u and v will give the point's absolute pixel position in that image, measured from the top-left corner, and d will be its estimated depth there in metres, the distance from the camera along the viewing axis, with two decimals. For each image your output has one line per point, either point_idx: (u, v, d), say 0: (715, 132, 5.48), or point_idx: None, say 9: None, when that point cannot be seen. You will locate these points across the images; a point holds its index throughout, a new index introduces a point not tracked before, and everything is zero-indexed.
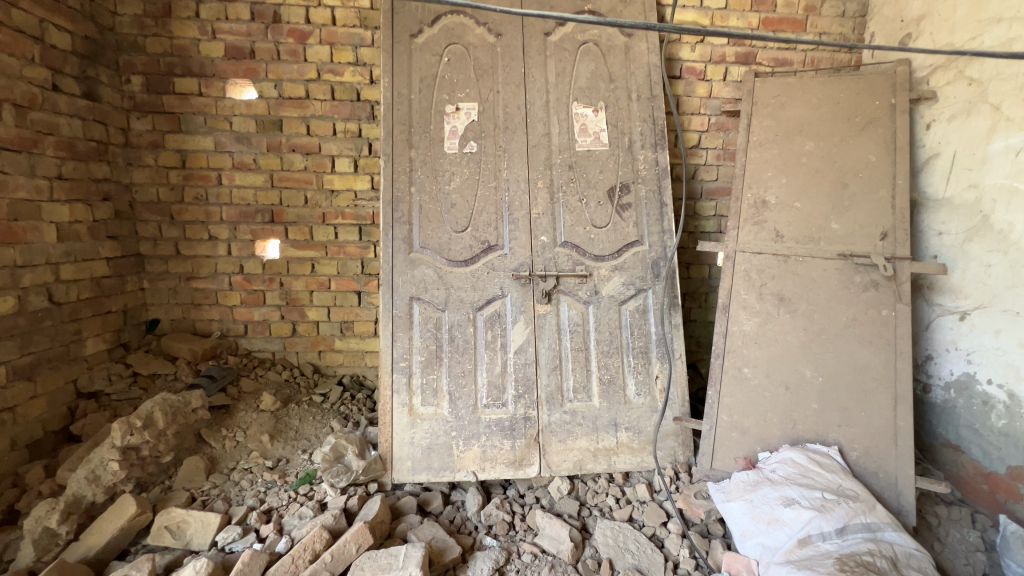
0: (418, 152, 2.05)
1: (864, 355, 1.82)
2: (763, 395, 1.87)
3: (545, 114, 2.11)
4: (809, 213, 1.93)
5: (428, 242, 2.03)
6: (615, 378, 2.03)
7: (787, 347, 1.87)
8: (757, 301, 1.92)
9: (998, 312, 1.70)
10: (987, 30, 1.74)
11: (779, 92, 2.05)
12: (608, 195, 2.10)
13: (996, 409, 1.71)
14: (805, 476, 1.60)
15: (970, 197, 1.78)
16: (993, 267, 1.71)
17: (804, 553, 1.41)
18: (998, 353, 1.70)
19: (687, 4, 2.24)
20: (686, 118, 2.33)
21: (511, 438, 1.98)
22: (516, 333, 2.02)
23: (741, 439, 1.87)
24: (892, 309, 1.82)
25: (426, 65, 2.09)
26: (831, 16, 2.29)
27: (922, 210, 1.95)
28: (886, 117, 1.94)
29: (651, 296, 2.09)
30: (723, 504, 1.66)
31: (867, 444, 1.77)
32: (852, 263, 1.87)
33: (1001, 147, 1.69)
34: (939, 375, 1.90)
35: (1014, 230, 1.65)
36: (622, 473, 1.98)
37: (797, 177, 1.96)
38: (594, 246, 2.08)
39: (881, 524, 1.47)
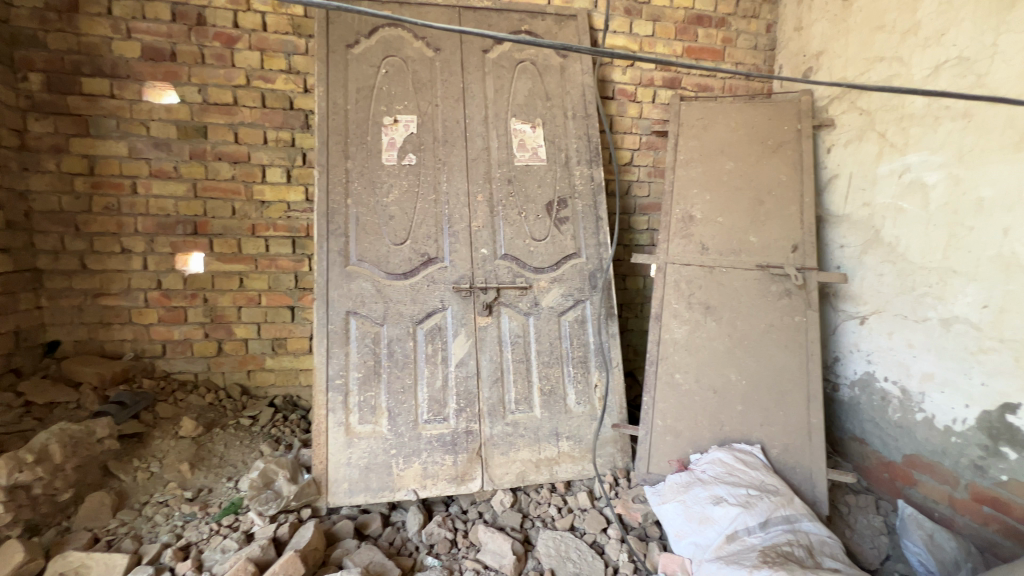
0: (355, 163, 2.02)
1: (781, 358, 1.95)
2: (693, 399, 1.96)
3: (484, 129, 2.14)
4: (730, 228, 2.08)
5: (365, 255, 1.98)
6: (556, 388, 2.06)
7: (714, 352, 1.99)
8: (686, 310, 2.03)
9: (890, 316, 1.90)
10: (871, 67, 1.97)
11: (702, 116, 2.22)
12: (546, 209, 2.16)
13: (892, 404, 1.90)
14: (732, 475, 1.68)
15: (864, 214, 1.99)
16: (885, 276, 1.91)
17: (732, 548, 1.48)
18: (892, 353, 1.89)
19: (618, 30, 2.37)
20: (619, 137, 2.45)
21: (453, 453, 1.95)
22: (457, 346, 2.01)
23: (675, 442, 1.95)
24: (804, 315, 1.98)
25: (363, 76, 2.06)
26: (745, 48, 2.50)
27: (827, 225, 2.15)
28: (794, 141, 2.14)
29: (589, 306, 2.15)
30: (658, 506, 1.71)
31: (786, 441, 1.89)
32: (768, 273, 2.02)
33: (887, 169, 1.90)
34: (846, 374, 2.09)
35: (901, 243, 1.85)
36: (564, 482, 2.00)
37: (719, 194, 2.12)
38: (533, 258, 2.12)
39: (798, 515, 1.56)
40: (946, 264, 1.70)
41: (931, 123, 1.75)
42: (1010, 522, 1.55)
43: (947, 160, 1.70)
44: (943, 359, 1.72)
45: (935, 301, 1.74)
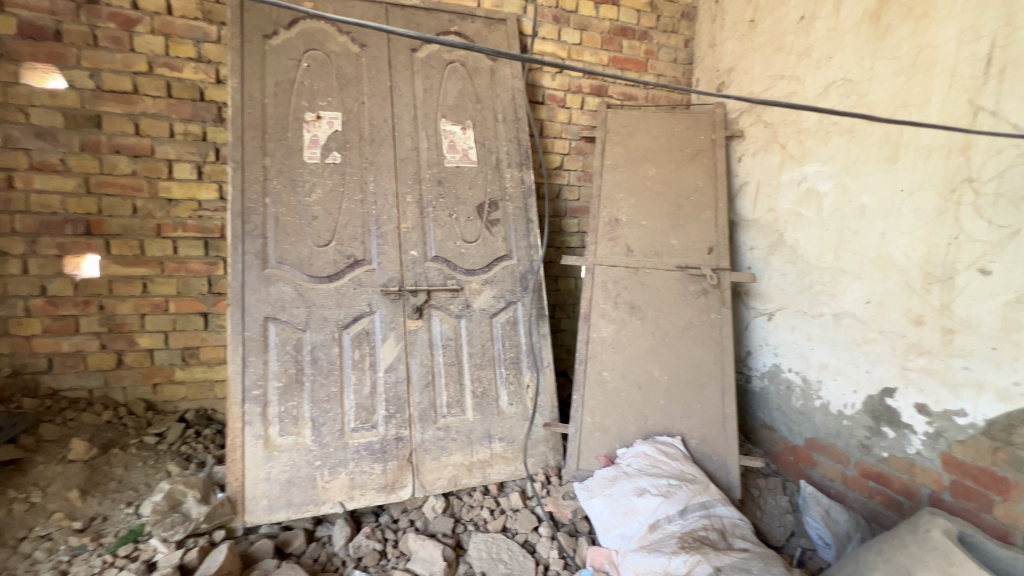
0: (274, 160, 1.91)
1: (699, 354, 2.07)
2: (620, 396, 2.04)
3: (413, 129, 2.11)
4: (652, 230, 2.19)
5: (286, 257, 1.88)
6: (488, 390, 2.06)
7: (638, 349, 2.07)
8: (613, 310, 2.11)
9: (792, 312, 2.07)
10: (773, 84, 2.15)
11: (626, 124, 2.32)
12: (477, 210, 2.15)
13: (795, 392, 2.07)
14: (654, 466, 1.75)
15: (770, 219, 2.16)
16: (788, 276, 2.09)
17: (654, 537, 1.54)
18: (794, 346, 2.07)
19: (547, 36, 2.42)
20: (549, 141, 2.51)
21: (382, 461, 1.89)
22: (386, 351, 1.95)
23: (602, 438, 2.01)
24: (718, 312, 2.10)
25: (282, 69, 1.95)
26: (666, 61, 2.64)
27: (739, 229, 2.32)
28: (709, 150, 2.29)
29: (521, 307, 2.17)
30: (587, 501, 1.75)
31: (704, 431, 2.00)
32: (686, 273, 2.13)
33: (788, 178, 2.08)
34: (756, 367, 2.25)
35: (800, 246, 2.03)
36: (496, 483, 2.01)
37: (643, 198, 2.22)
38: (465, 260, 2.11)
39: (714, 501, 1.64)
40: (837, 265, 1.88)
41: (823, 137, 1.93)
42: (890, 493, 1.74)
43: (836, 171, 1.88)
44: (836, 350, 1.90)
45: (828, 298, 1.92)
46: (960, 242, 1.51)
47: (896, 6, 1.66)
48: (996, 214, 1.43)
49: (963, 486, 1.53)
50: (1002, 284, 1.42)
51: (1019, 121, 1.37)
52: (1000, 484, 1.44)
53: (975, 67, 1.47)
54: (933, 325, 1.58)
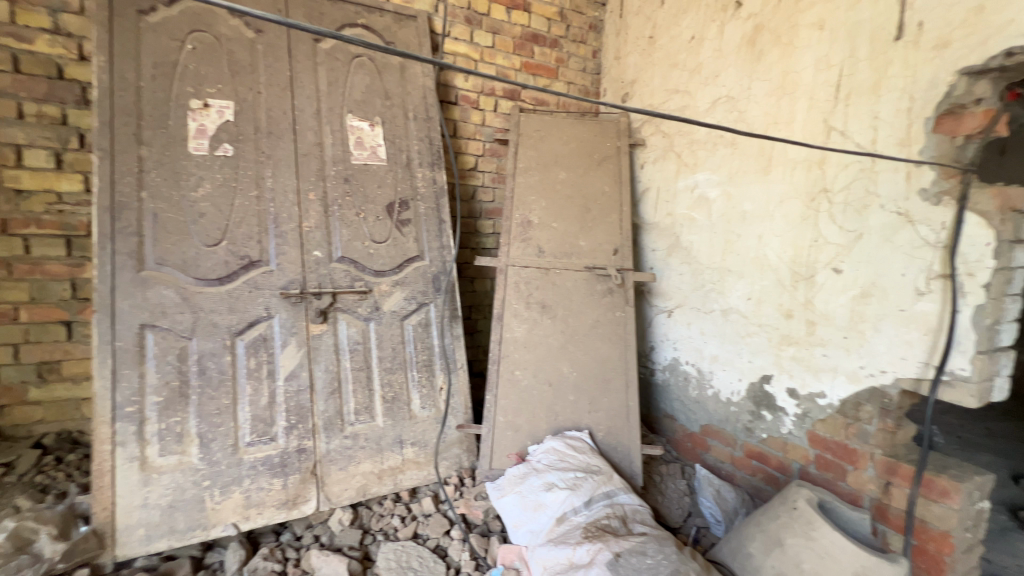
0: (151, 150, 1.71)
1: (605, 350, 2.16)
2: (532, 393, 2.08)
3: (316, 123, 2.00)
4: (562, 232, 2.26)
5: (166, 258, 1.70)
6: (399, 395, 2.01)
7: (549, 348, 2.13)
8: (525, 309, 2.15)
9: (688, 309, 2.24)
10: (669, 98, 2.31)
11: (538, 128, 2.38)
12: (387, 210, 2.09)
13: (692, 383, 2.24)
14: (563, 461, 1.81)
15: (668, 222, 2.33)
16: (684, 275, 2.25)
17: (562, 529, 1.58)
18: (690, 340, 2.24)
19: (459, 37, 2.42)
20: (463, 142, 2.50)
21: (282, 475, 1.77)
22: (286, 357, 1.83)
23: (515, 437, 2.04)
24: (623, 310, 2.21)
25: (161, 50, 1.76)
26: (576, 70, 2.75)
27: (643, 232, 2.47)
28: (615, 156, 2.40)
29: (433, 309, 2.14)
30: (498, 500, 1.77)
31: (610, 424, 2.09)
32: (594, 273, 2.22)
33: (683, 185, 2.25)
34: (659, 360, 2.41)
35: (693, 247, 2.20)
36: (409, 490, 1.97)
37: (553, 201, 2.29)
38: (374, 261, 2.04)
39: (617, 490, 1.70)
40: (724, 265, 2.06)
41: (712, 148, 2.10)
42: (768, 470, 1.93)
43: (722, 179, 2.06)
44: (724, 343, 2.08)
45: (717, 295, 2.10)
46: (818, 244, 1.70)
47: (767, 34, 1.85)
48: (845, 220, 1.62)
49: (824, 459, 1.74)
50: (850, 281, 1.61)
51: (860, 140, 1.57)
52: (852, 455, 1.65)
53: (828, 92, 1.65)
54: (800, 318, 1.77)
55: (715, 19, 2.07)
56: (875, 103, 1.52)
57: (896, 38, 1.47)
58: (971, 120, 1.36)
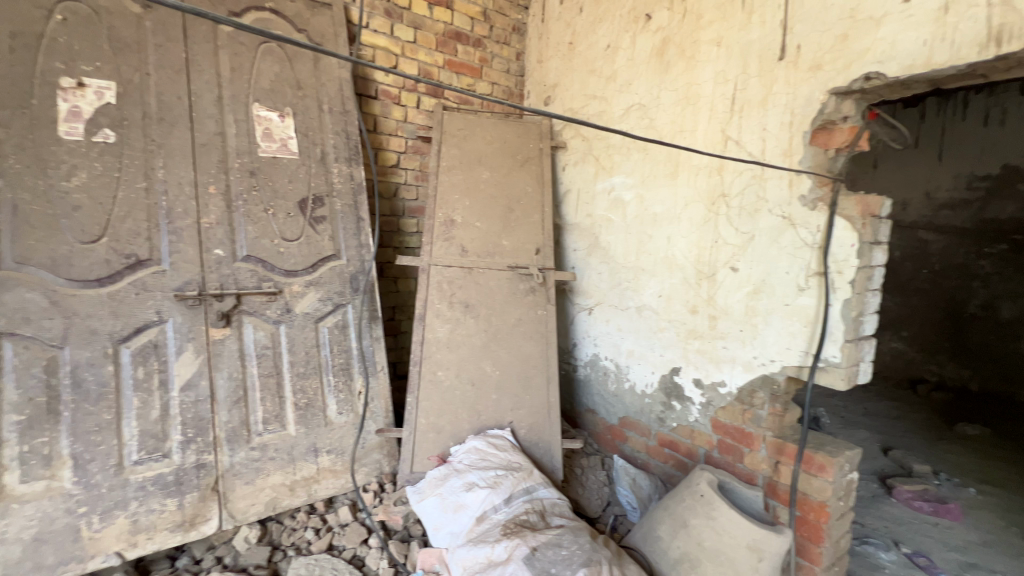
0: (9, 133, 1.48)
1: (527, 348, 2.20)
2: (454, 394, 2.07)
3: (217, 111, 1.84)
4: (486, 232, 2.26)
5: (30, 257, 1.48)
6: (314, 401, 1.92)
7: (471, 348, 2.13)
8: (448, 309, 2.13)
9: (606, 306, 2.33)
10: (588, 103, 2.40)
11: (462, 126, 2.37)
12: (299, 207, 1.98)
13: (610, 377, 2.34)
14: (484, 460, 1.81)
15: (588, 223, 2.42)
16: (602, 274, 2.35)
17: (482, 528, 1.57)
18: (608, 336, 2.33)
19: (378, 30, 2.35)
20: (384, 138, 2.43)
21: (177, 494, 1.63)
22: (182, 366, 1.67)
23: (437, 438, 2.02)
24: (545, 308, 2.25)
25: (21, 17, 1.52)
26: (499, 71, 2.77)
27: (565, 232, 2.54)
28: (537, 158, 2.44)
29: (351, 310, 2.06)
30: (418, 504, 1.75)
31: (531, 421, 2.13)
32: (516, 273, 2.25)
33: (601, 187, 2.34)
34: (581, 357, 2.49)
35: (611, 247, 2.30)
36: (324, 500, 1.90)
37: (477, 200, 2.28)
38: (284, 261, 1.92)
39: (536, 485, 1.73)
40: (638, 264, 2.17)
41: (626, 153, 2.20)
42: (678, 456, 2.05)
43: (635, 183, 2.17)
44: (638, 338, 2.19)
45: (632, 293, 2.21)
46: (718, 245, 1.84)
47: (673, 47, 1.97)
48: (740, 222, 1.76)
49: (725, 443, 1.87)
50: (745, 278, 1.75)
51: (752, 149, 1.71)
52: (748, 438, 1.79)
53: (725, 104, 1.79)
54: (704, 314, 1.90)
55: (628, 30, 2.17)
56: (763, 116, 1.67)
57: (779, 58, 1.62)
58: (840, 135, 1.55)
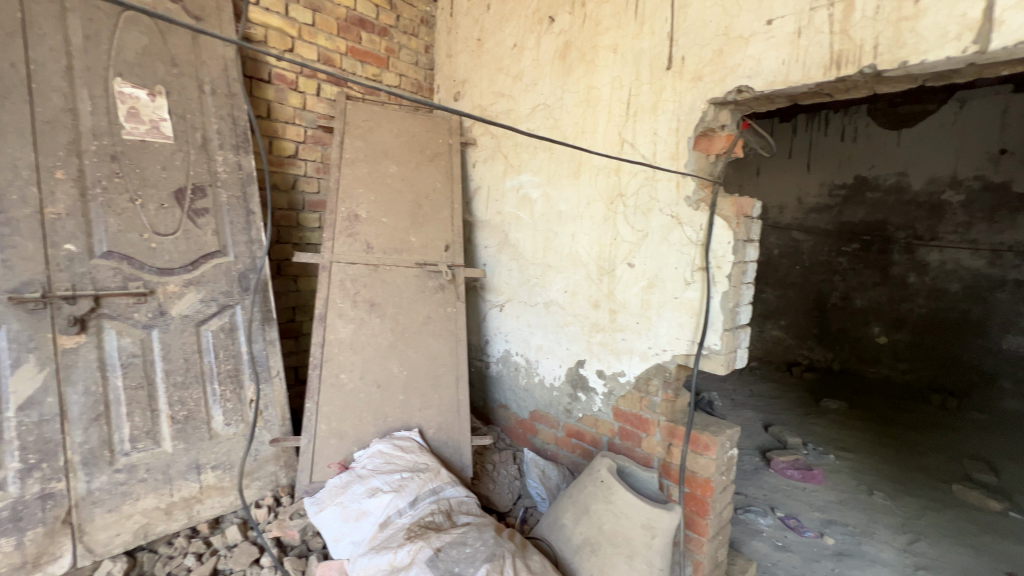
0: None
1: (436, 347, 2.16)
2: (358, 397, 1.98)
3: (67, 84, 1.57)
4: (393, 228, 2.18)
5: None
6: (195, 413, 1.74)
7: (377, 348, 2.05)
8: (351, 309, 2.03)
9: (516, 302, 2.36)
10: (496, 101, 2.41)
11: (367, 117, 2.26)
12: (175, 197, 1.76)
13: (521, 372, 2.38)
14: (389, 463, 1.75)
15: (498, 220, 2.43)
16: (512, 270, 2.37)
17: (385, 534, 1.51)
18: (519, 331, 2.37)
19: (271, 8, 2.17)
20: (280, 126, 2.26)
21: (16, 532, 1.40)
22: (19, 381, 1.43)
23: (339, 444, 1.93)
24: (454, 306, 2.23)
25: None
26: (407, 62, 2.69)
27: (476, 229, 2.54)
28: (447, 153, 2.40)
29: (240, 312, 1.88)
30: (316, 516, 1.65)
31: (440, 420, 2.10)
32: (425, 270, 2.20)
33: (510, 185, 2.36)
34: (493, 353, 2.50)
35: (520, 244, 2.33)
36: (209, 521, 1.75)
37: (383, 194, 2.20)
38: (157, 257, 1.70)
39: (444, 485, 1.70)
40: (545, 261, 2.22)
41: (533, 151, 2.24)
42: (584, 445, 2.13)
43: (542, 181, 2.22)
44: (546, 333, 2.24)
45: (540, 288, 2.25)
46: (617, 242, 1.93)
47: (574, 50, 2.04)
48: (635, 221, 1.86)
49: (625, 430, 1.97)
50: (640, 273, 1.86)
51: (645, 152, 1.82)
52: (645, 423, 1.91)
53: (621, 108, 1.88)
54: (605, 308, 1.99)
55: (533, 31, 2.21)
56: (654, 121, 1.78)
57: (667, 68, 1.73)
58: (719, 141, 1.70)
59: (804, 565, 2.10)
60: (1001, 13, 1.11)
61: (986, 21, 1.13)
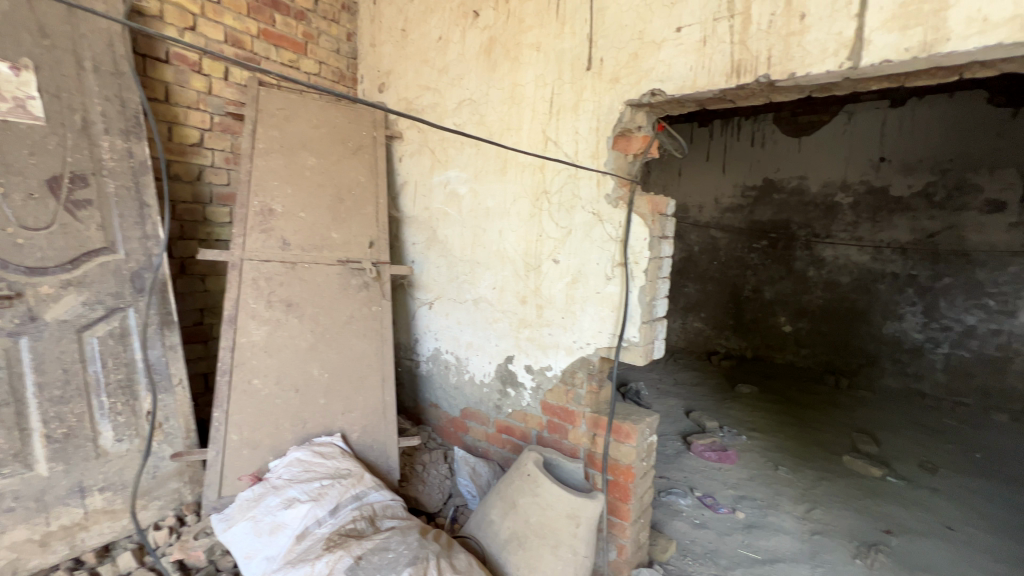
0: None
1: (360, 347, 2.08)
2: (274, 403, 1.86)
3: None
4: (312, 223, 2.07)
5: None
6: (77, 431, 1.55)
7: (295, 350, 1.93)
8: (265, 309, 1.90)
9: (446, 300, 2.33)
10: (421, 94, 2.35)
11: (283, 106, 2.11)
12: (48, 187, 1.54)
13: (452, 370, 2.35)
14: (307, 471, 1.66)
15: (425, 216, 2.38)
16: (441, 267, 2.33)
17: (302, 546, 1.42)
18: (449, 329, 2.34)
19: None
20: (181, 111, 2.06)
21: None
22: None
23: (252, 455, 1.81)
24: (379, 304, 2.16)
25: None
26: (327, 49, 2.55)
27: (403, 225, 2.47)
28: (371, 147, 2.31)
29: (134, 315, 1.70)
30: (225, 533, 1.53)
31: (365, 423, 2.02)
32: (348, 267, 2.11)
33: (438, 180, 2.31)
34: (423, 352, 2.45)
35: (448, 241, 2.30)
36: (97, 549, 1.59)
37: (300, 188, 2.07)
38: (25, 255, 1.49)
39: (367, 490, 1.64)
40: (474, 257, 2.21)
41: (460, 147, 2.21)
42: (514, 440, 2.15)
43: (469, 177, 2.19)
44: (476, 330, 2.23)
45: (469, 285, 2.24)
46: (542, 238, 1.96)
47: (499, 46, 2.03)
48: (559, 218, 1.90)
49: (552, 423, 2.01)
50: (564, 269, 1.90)
51: (568, 151, 1.86)
52: (571, 415, 1.95)
53: (545, 106, 1.91)
54: (532, 303, 2.02)
55: (457, 24, 2.18)
56: (576, 121, 1.82)
57: (587, 68, 1.78)
58: (635, 142, 1.77)
59: (718, 539, 2.26)
60: (869, 34, 1.24)
61: (858, 40, 1.26)
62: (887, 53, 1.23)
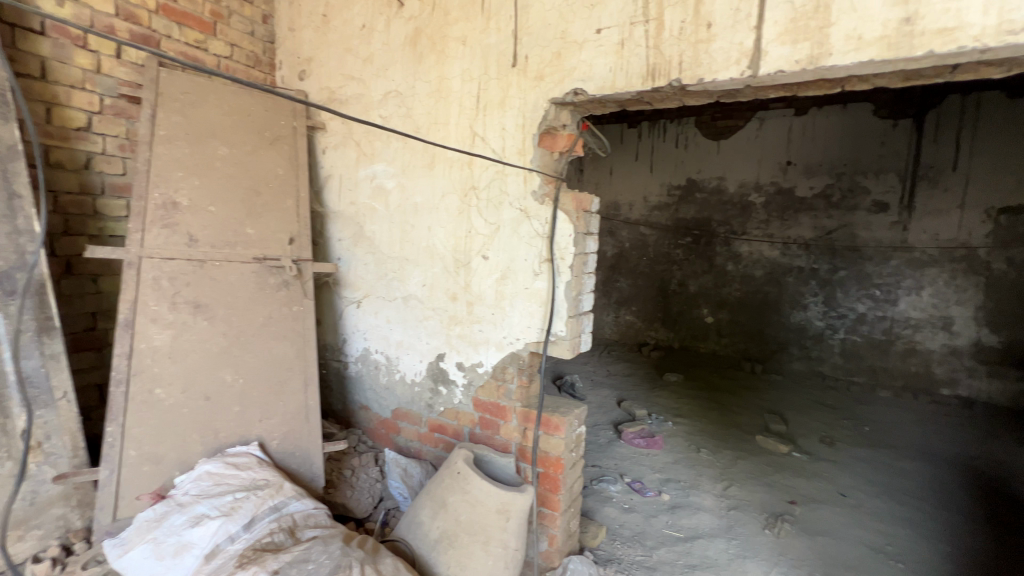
0: None
1: (280, 349, 1.96)
2: (181, 414, 1.71)
3: None
4: (223, 218, 1.92)
5: None
6: None
7: (205, 355, 1.79)
8: (169, 312, 1.74)
9: (375, 298, 2.25)
10: (345, 84, 2.25)
11: (187, 90, 1.94)
12: None
13: (382, 370, 2.28)
14: (218, 485, 1.54)
15: (351, 211, 2.28)
16: (368, 264, 2.25)
17: (212, 566, 1.31)
18: (378, 328, 2.26)
19: None
20: (62, 91, 1.83)
21: None
22: None
23: (155, 471, 1.65)
24: (301, 304, 2.05)
25: None
26: (240, 31, 2.36)
27: (327, 220, 2.36)
28: (290, 137, 2.18)
29: (4, 322, 1.49)
30: (121, 560, 1.39)
31: (286, 430, 1.91)
32: (265, 265, 1.98)
33: (364, 174, 2.23)
34: (351, 352, 2.36)
35: (376, 237, 2.22)
36: None
37: (209, 180, 1.91)
38: None
39: (286, 500, 1.55)
40: (403, 254, 2.15)
41: (387, 140, 2.14)
42: (447, 439, 2.12)
43: (397, 172, 2.13)
44: (406, 328, 2.18)
45: (398, 282, 2.18)
46: (471, 235, 1.95)
47: (425, 38, 1.99)
48: (487, 214, 1.90)
49: (484, 419, 2.01)
50: (493, 265, 1.90)
51: (496, 147, 1.85)
52: (502, 411, 1.96)
53: (472, 102, 1.89)
54: (463, 300, 2.00)
55: (382, 12, 2.10)
56: (503, 117, 1.82)
57: (512, 65, 1.78)
58: (561, 140, 1.81)
59: (644, 522, 2.37)
60: (765, 45, 1.34)
61: (756, 50, 1.36)
62: (781, 63, 1.33)
